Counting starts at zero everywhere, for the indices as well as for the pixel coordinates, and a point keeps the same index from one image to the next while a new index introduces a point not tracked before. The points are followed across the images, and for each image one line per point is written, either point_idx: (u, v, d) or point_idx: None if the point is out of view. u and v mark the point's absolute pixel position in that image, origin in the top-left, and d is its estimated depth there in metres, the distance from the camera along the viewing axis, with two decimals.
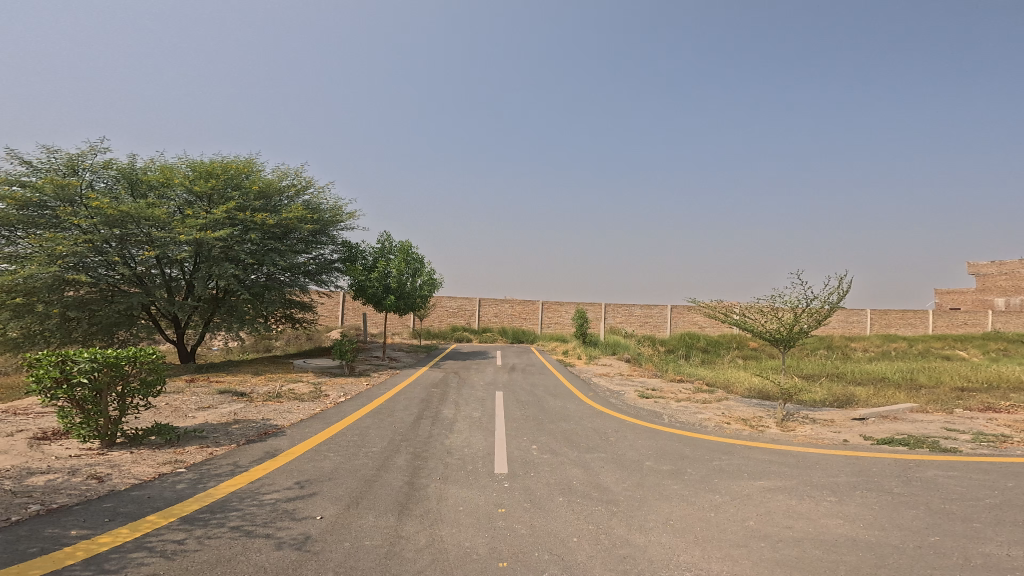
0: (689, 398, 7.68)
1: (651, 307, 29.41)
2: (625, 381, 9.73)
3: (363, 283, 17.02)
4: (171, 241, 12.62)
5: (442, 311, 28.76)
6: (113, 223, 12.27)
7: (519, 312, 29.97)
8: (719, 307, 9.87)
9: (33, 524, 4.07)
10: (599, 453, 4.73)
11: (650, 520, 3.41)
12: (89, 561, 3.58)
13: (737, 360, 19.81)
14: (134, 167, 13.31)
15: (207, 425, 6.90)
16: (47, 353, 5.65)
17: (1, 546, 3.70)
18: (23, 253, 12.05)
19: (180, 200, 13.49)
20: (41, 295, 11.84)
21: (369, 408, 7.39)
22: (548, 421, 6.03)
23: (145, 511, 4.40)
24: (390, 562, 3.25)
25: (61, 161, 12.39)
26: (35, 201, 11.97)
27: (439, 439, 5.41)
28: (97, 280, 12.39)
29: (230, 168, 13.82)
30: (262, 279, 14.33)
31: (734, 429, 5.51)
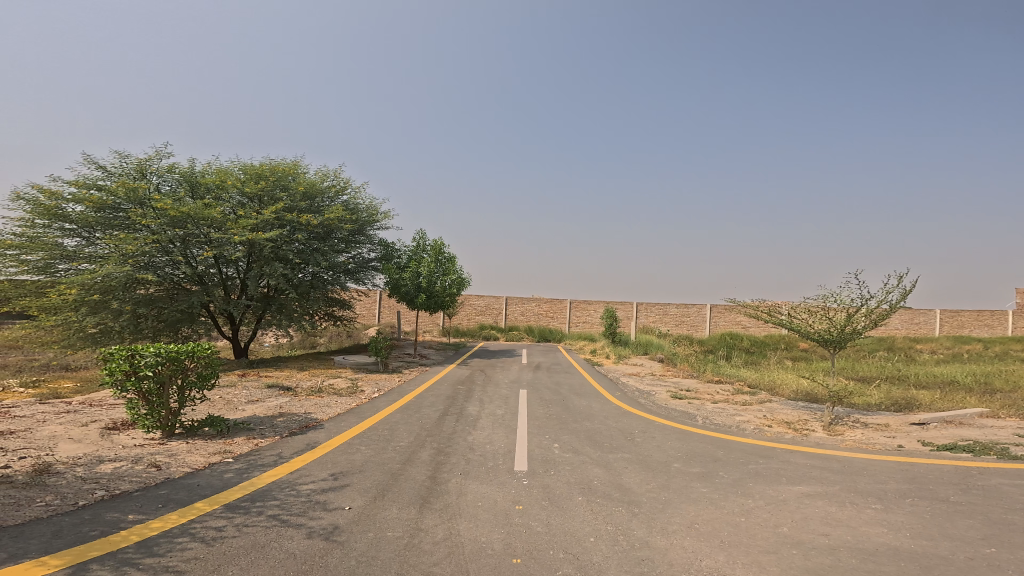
0: (727, 399, 7.30)
1: (689, 306, 28.38)
2: (658, 381, 9.38)
3: (397, 282, 17.58)
4: (226, 241, 13.41)
5: (471, 310, 29.28)
6: (177, 224, 13.21)
7: (547, 311, 29.72)
8: (763, 307, 9.32)
9: (96, 508, 4.39)
10: (624, 453, 4.57)
11: (673, 522, 3.27)
12: (140, 545, 3.81)
13: (781, 361, 18.78)
14: (194, 170, 14.28)
15: (255, 418, 7.23)
16: (119, 348, 6.09)
17: (66, 528, 4.01)
18: (100, 253, 13.15)
19: (234, 202, 14.31)
20: (116, 293, 12.79)
21: (399, 404, 7.51)
22: (572, 420, 5.91)
23: (193, 498, 4.64)
24: (407, 554, 3.28)
25: (132, 166, 13.49)
26: (110, 204, 13.11)
27: (463, 436, 5.41)
28: (164, 279, 13.38)
29: (278, 170, 14.59)
30: (307, 279, 14.99)
31: (775, 432, 5.18)
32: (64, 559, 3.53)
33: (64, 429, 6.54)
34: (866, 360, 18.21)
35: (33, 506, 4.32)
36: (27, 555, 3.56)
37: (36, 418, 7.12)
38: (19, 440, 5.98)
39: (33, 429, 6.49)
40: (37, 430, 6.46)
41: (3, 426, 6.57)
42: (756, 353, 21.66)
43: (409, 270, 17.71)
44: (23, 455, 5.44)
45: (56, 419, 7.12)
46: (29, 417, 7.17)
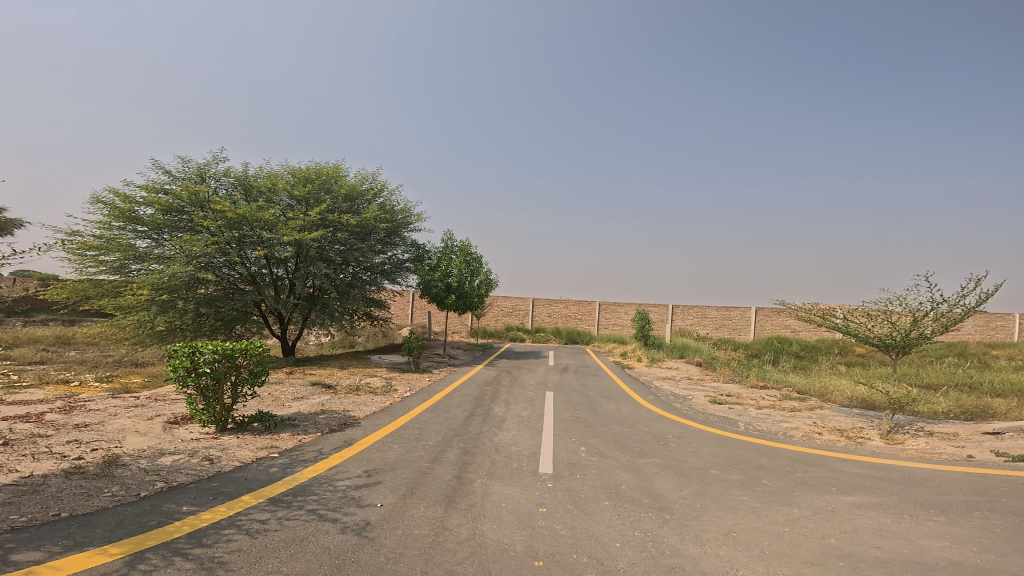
0: (773, 406, 6.88)
1: (732, 308, 27.23)
2: (695, 386, 8.98)
3: (429, 283, 17.92)
4: (277, 241, 14.02)
5: (498, 311, 29.60)
6: (233, 226, 13.89)
7: (575, 312, 29.37)
8: (816, 311, 8.83)
9: (155, 499, 4.63)
10: (656, 458, 4.39)
11: (708, 531, 3.11)
12: (191, 535, 3.97)
13: (834, 367, 17.61)
14: (248, 174, 15.07)
15: (299, 414, 7.47)
16: (182, 345, 6.46)
17: (128, 517, 4.24)
18: (166, 253, 14.04)
19: (283, 204, 14.96)
20: (181, 292, 13.68)
21: (430, 403, 7.55)
22: (602, 423, 5.75)
23: (240, 491, 4.81)
24: (432, 553, 3.29)
25: (193, 170, 14.41)
26: (176, 207, 14.00)
27: (489, 436, 5.36)
28: (222, 279, 14.18)
29: (322, 173, 15.23)
30: (347, 279, 15.53)
31: (826, 440, 4.81)
32: (123, 547, 3.72)
33: (131, 422, 6.98)
34: (931, 367, 16.75)
35: (100, 496, 4.59)
36: (93, 542, 3.78)
37: (106, 412, 7.62)
38: (91, 432, 6.42)
39: (103, 421, 6.96)
40: (108, 423, 6.92)
41: (77, 419, 7.06)
42: (805, 358, 20.39)
43: (440, 271, 18.03)
44: (95, 447, 5.82)
45: (124, 413, 7.61)
46: (100, 410, 7.70)
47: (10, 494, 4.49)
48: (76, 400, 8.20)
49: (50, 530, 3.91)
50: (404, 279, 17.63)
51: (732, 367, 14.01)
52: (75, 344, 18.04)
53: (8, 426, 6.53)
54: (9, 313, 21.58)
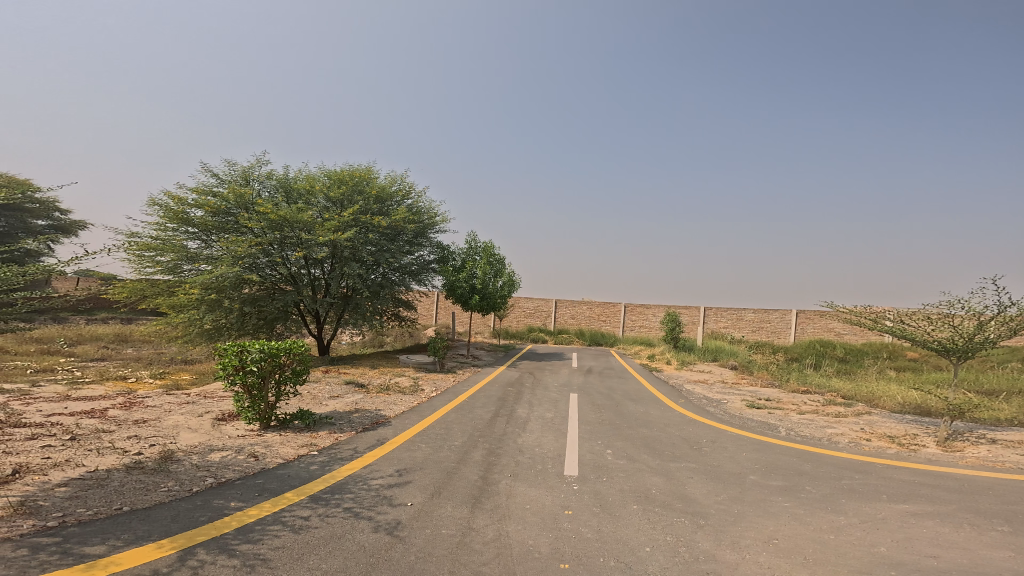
0: (816, 411, 6.54)
1: (770, 311, 26.20)
2: (730, 389, 8.65)
3: (454, 283, 18.15)
4: (314, 241, 14.38)
5: (520, 312, 29.71)
6: (275, 227, 14.31)
7: (599, 314, 28.96)
8: (866, 314, 8.37)
9: (206, 495, 4.78)
10: (689, 463, 4.27)
11: (747, 537, 2.96)
12: (240, 531, 4.08)
13: (882, 371, 16.60)
14: (289, 177, 15.61)
15: (336, 412, 7.59)
16: (230, 345, 6.66)
17: (182, 512, 4.41)
18: (215, 254, 14.66)
19: (320, 206, 15.42)
20: (228, 292, 14.25)
21: (455, 403, 7.57)
22: (630, 425, 5.61)
23: (284, 488, 4.91)
24: (458, 553, 3.27)
25: (239, 173, 15.03)
26: (224, 209, 14.58)
27: (512, 438, 5.30)
28: (265, 279, 14.72)
29: (355, 175, 15.63)
30: (378, 279, 15.88)
31: (876, 446, 4.53)
32: (177, 542, 3.87)
33: (184, 419, 7.28)
34: (990, 372, 15.61)
35: (157, 491, 4.80)
36: (151, 536, 3.94)
37: (162, 408, 7.98)
38: (148, 428, 6.74)
39: (159, 418, 7.29)
40: (163, 419, 7.25)
41: (136, 415, 7.43)
42: (851, 362, 19.35)
43: (465, 272, 18.26)
44: (152, 443, 6.10)
45: (178, 409, 7.96)
46: (157, 407, 8.08)
47: (77, 488, 4.76)
48: (134, 396, 8.62)
49: (112, 524, 4.11)
50: (430, 280, 17.84)
51: (769, 372, 13.44)
52: (132, 341, 19.08)
53: (75, 422, 6.93)
54: (73, 311, 23.04)
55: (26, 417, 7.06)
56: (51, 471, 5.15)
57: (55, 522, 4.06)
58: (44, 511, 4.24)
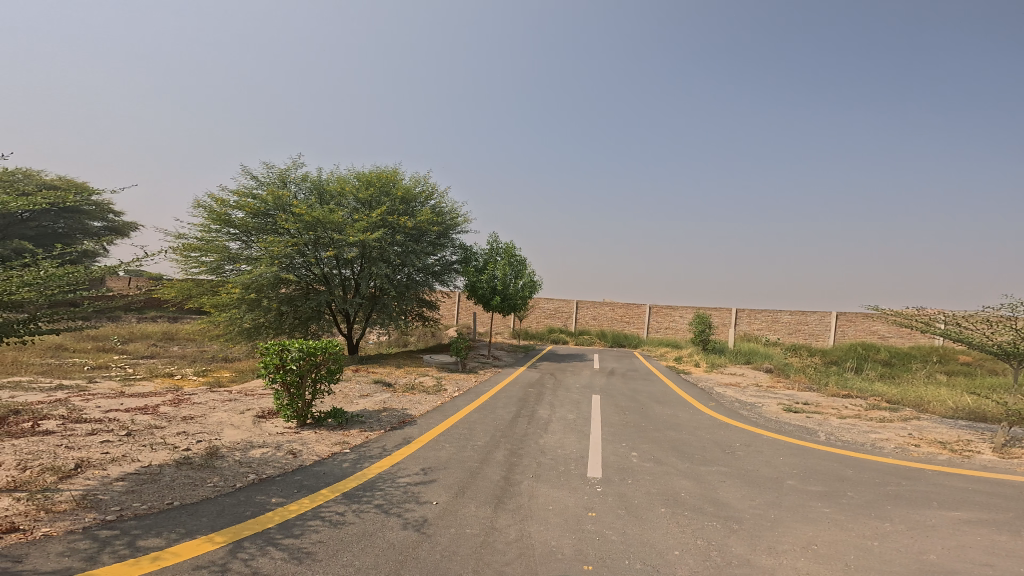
0: (858, 416, 6.19)
1: (808, 313, 25.17)
2: (764, 393, 8.31)
3: (475, 283, 18.27)
4: (344, 242, 14.71)
5: (540, 313, 29.62)
6: (309, 228, 14.67)
7: (621, 315, 28.49)
8: (917, 317, 7.90)
9: (249, 491, 4.90)
10: (721, 466, 4.23)
11: (785, 543, 2.81)
12: (282, 526, 4.16)
13: (930, 376, 15.65)
14: (322, 180, 16.08)
15: (366, 411, 7.60)
16: (272, 343, 6.75)
17: (227, 507, 4.53)
18: (254, 254, 15.13)
19: (351, 207, 15.80)
20: (266, 292, 14.70)
21: (476, 404, 7.56)
22: (655, 428, 5.45)
23: (320, 484, 4.98)
24: (482, 552, 3.23)
25: (276, 175, 15.53)
26: (263, 211, 15.03)
27: (533, 439, 5.24)
28: (300, 279, 15.12)
29: (382, 177, 15.94)
30: (403, 280, 16.11)
31: (925, 453, 4.24)
32: (226, 536, 3.97)
33: (227, 415, 7.47)
34: None
35: (204, 486, 4.96)
36: (201, 531, 4.06)
37: (208, 404, 8.20)
38: (196, 425, 6.97)
39: (206, 414, 7.53)
40: (209, 415, 7.47)
41: (185, 411, 7.69)
42: (896, 366, 18.33)
43: (486, 274, 18.39)
44: (200, 439, 6.31)
45: (223, 405, 8.16)
46: (203, 403, 8.32)
47: (133, 483, 4.98)
48: (182, 393, 8.95)
49: (166, 518, 4.27)
50: (452, 280, 17.98)
51: (806, 375, 12.84)
52: (179, 339, 19.93)
53: (131, 417, 7.25)
54: (126, 310, 24.27)
55: (86, 413, 7.43)
56: (111, 466, 5.42)
57: (115, 516, 4.24)
58: (104, 505, 4.44)
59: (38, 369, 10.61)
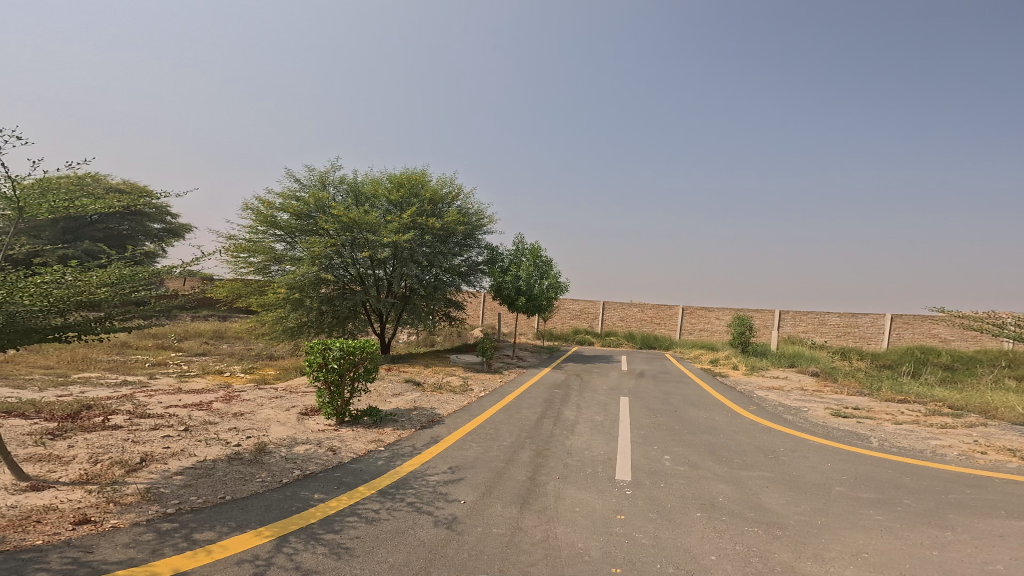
0: (916, 421, 5.75)
1: (859, 315, 23.80)
2: (809, 397, 7.85)
3: (500, 284, 18.37)
4: (378, 243, 15.03)
5: (565, 314, 29.23)
6: (347, 229, 15.04)
7: (651, 316, 27.71)
8: (987, 320, 7.30)
9: (294, 486, 5.03)
10: (763, 472, 4.06)
11: (833, 550, 2.67)
12: (323, 521, 4.25)
13: (998, 380, 14.41)
14: (358, 182, 16.45)
15: (399, 409, 7.66)
16: (316, 342, 6.89)
17: (274, 502, 4.66)
18: (298, 255, 15.52)
19: (383, 209, 16.12)
20: (308, 291, 15.18)
21: (501, 404, 7.54)
22: (690, 431, 5.25)
23: (358, 481, 5.06)
24: (508, 552, 3.17)
25: (316, 177, 15.94)
26: (306, 212, 15.42)
27: (559, 440, 5.23)
28: (339, 279, 15.49)
29: (413, 179, 16.21)
30: (432, 280, 16.35)
31: (992, 460, 3.90)
32: (273, 530, 4.09)
33: (274, 412, 7.71)
34: None
35: (254, 481, 5.13)
36: (250, 525, 4.19)
37: (257, 400, 8.50)
38: (246, 421, 7.23)
39: (254, 410, 7.80)
40: (258, 411, 7.74)
41: (235, 407, 8.00)
42: (959, 371, 17.01)
43: (511, 274, 18.38)
44: (250, 435, 6.55)
45: (270, 402, 8.43)
46: (253, 399, 8.61)
47: (190, 477, 5.22)
48: (232, 390, 9.32)
49: (218, 512, 4.43)
50: (478, 281, 18.05)
51: (856, 379, 12.03)
52: (228, 338, 20.90)
53: (188, 413, 7.63)
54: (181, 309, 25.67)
55: (149, 408, 7.87)
56: (171, 460, 5.72)
57: (174, 509, 4.45)
58: (165, 499, 4.66)
59: (104, 365, 11.35)
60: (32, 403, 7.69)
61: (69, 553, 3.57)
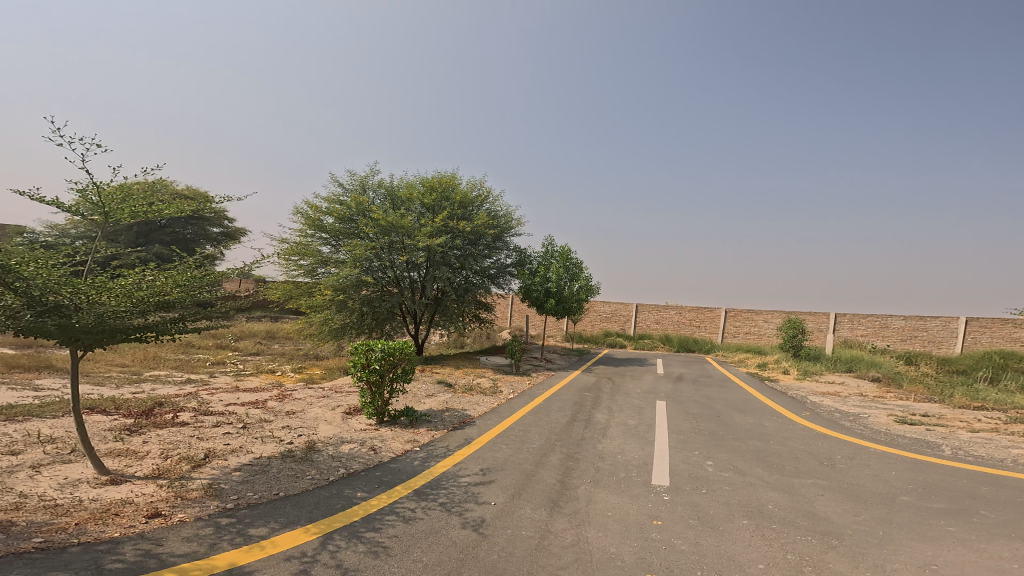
0: (994, 429, 5.21)
1: (927, 318, 22.05)
2: (869, 403, 7.27)
3: (529, 287, 18.31)
4: (413, 247, 15.29)
5: (595, 317, 28.68)
6: (386, 232, 15.34)
7: (690, 319, 26.73)
8: None
9: (339, 485, 5.14)
10: (818, 479, 3.78)
11: (899, 563, 2.58)
12: (365, 519, 4.31)
13: None
14: (394, 185, 16.78)
15: (434, 410, 7.71)
16: (359, 343, 7.07)
17: (322, 499, 4.79)
18: (342, 258, 15.95)
19: (416, 212, 16.33)
20: (350, 293, 15.66)
21: (530, 406, 7.47)
22: (735, 437, 4.98)
23: (397, 481, 5.11)
24: (537, 554, 3.10)
25: (357, 182, 16.37)
26: (349, 215, 15.85)
27: (592, 444, 5.14)
28: (378, 280, 15.87)
29: (444, 182, 16.36)
30: (462, 282, 16.52)
31: None
32: (320, 527, 4.19)
33: (322, 411, 7.95)
34: None
35: (304, 479, 5.30)
36: (299, 522, 4.31)
37: (306, 399, 8.81)
38: (297, 420, 7.46)
39: (305, 409, 8.08)
40: (307, 411, 7.99)
41: (287, 406, 8.32)
42: None
43: (540, 276, 18.32)
44: (300, 433, 6.78)
45: (319, 401, 8.71)
46: (303, 398, 8.92)
47: (248, 473, 5.46)
48: (284, 389, 9.70)
49: (272, 508, 4.60)
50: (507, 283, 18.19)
51: (921, 385, 11.05)
52: (280, 338, 21.92)
53: (246, 411, 8.00)
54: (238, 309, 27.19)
55: (212, 405, 8.33)
56: (230, 457, 6.01)
57: (232, 504, 4.64)
58: (224, 494, 4.89)
59: (171, 364, 12.16)
60: (111, 400, 8.33)
61: (141, 546, 3.78)
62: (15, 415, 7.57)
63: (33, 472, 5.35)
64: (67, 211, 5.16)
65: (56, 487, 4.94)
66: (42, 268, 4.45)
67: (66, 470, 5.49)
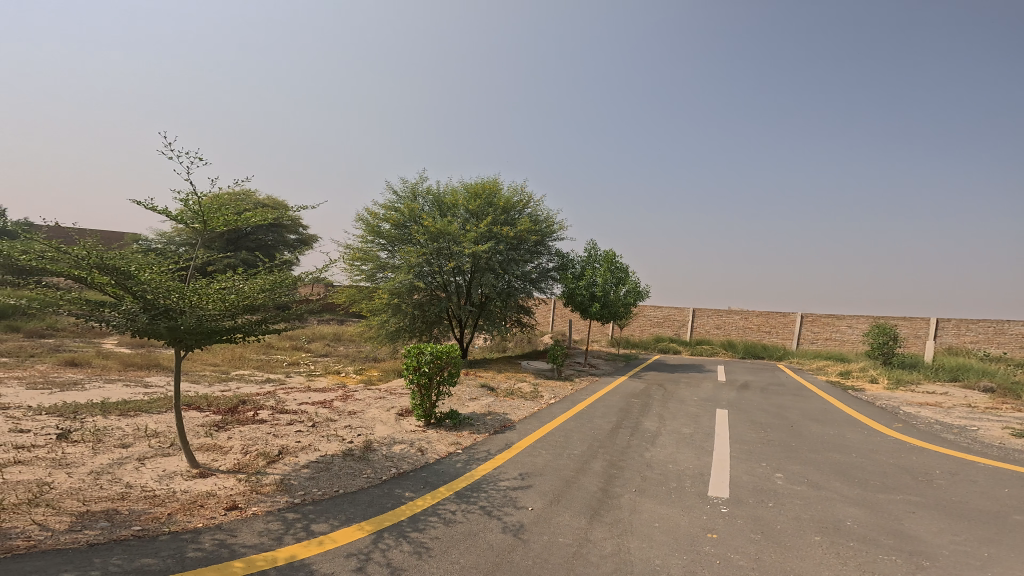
0: None
1: None
2: (973, 414, 6.28)
3: (573, 291, 18.00)
4: (459, 252, 15.56)
5: (645, 322, 27.34)
6: (435, 239, 15.69)
7: (757, 325, 24.77)
8: None
9: (389, 485, 5.21)
10: (906, 494, 3.28)
11: None
12: (412, 519, 4.31)
13: None
14: (442, 192, 17.17)
15: (477, 413, 7.68)
16: (413, 347, 7.24)
17: (375, 498, 4.87)
18: (398, 263, 16.40)
19: (461, 218, 16.57)
20: (403, 297, 16.21)
21: (574, 412, 7.23)
22: (809, 449, 4.46)
23: (441, 482, 5.10)
24: (573, 563, 2.90)
25: (407, 190, 16.94)
26: (403, 222, 16.38)
27: (638, 452, 4.84)
28: (428, 285, 16.26)
29: (486, 188, 16.64)
30: (506, 287, 16.61)
31: None
32: (373, 525, 4.24)
33: (378, 412, 8.19)
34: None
35: (361, 477, 5.45)
36: (354, 519, 4.39)
37: (366, 400, 9.13)
38: (357, 420, 7.75)
39: (364, 410, 8.38)
40: (366, 411, 8.29)
41: (350, 406, 8.68)
42: None
43: (583, 280, 18.03)
44: (360, 433, 7.03)
45: (377, 402, 9.01)
46: (364, 399, 9.29)
47: (314, 470, 5.71)
48: (346, 390, 10.16)
49: (333, 505, 4.74)
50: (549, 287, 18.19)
51: None
52: (346, 340, 23.15)
53: (315, 411, 8.44)
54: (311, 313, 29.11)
55: (287, 405, 8.87)
56: (301, 454, 6.33)
57: (299, 500, 4.86)
58: (293, 489, 5.14)
59: (254, 364, 13.21)
60: (204, 397, 9.17)
61: (217, 536, 4.05)
62: (127, 411, 8.53)
63: (139, 464, 5.96)
64: (173, 218, 5.81)
65: (157, 478, 5.46)
66: (155, 273, 5.02)
67: (165, 463, 6.06)
